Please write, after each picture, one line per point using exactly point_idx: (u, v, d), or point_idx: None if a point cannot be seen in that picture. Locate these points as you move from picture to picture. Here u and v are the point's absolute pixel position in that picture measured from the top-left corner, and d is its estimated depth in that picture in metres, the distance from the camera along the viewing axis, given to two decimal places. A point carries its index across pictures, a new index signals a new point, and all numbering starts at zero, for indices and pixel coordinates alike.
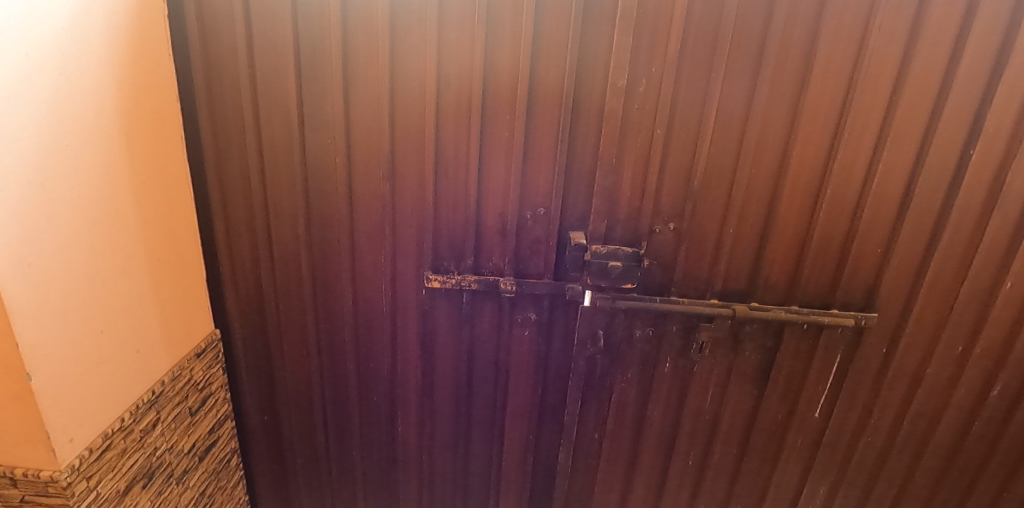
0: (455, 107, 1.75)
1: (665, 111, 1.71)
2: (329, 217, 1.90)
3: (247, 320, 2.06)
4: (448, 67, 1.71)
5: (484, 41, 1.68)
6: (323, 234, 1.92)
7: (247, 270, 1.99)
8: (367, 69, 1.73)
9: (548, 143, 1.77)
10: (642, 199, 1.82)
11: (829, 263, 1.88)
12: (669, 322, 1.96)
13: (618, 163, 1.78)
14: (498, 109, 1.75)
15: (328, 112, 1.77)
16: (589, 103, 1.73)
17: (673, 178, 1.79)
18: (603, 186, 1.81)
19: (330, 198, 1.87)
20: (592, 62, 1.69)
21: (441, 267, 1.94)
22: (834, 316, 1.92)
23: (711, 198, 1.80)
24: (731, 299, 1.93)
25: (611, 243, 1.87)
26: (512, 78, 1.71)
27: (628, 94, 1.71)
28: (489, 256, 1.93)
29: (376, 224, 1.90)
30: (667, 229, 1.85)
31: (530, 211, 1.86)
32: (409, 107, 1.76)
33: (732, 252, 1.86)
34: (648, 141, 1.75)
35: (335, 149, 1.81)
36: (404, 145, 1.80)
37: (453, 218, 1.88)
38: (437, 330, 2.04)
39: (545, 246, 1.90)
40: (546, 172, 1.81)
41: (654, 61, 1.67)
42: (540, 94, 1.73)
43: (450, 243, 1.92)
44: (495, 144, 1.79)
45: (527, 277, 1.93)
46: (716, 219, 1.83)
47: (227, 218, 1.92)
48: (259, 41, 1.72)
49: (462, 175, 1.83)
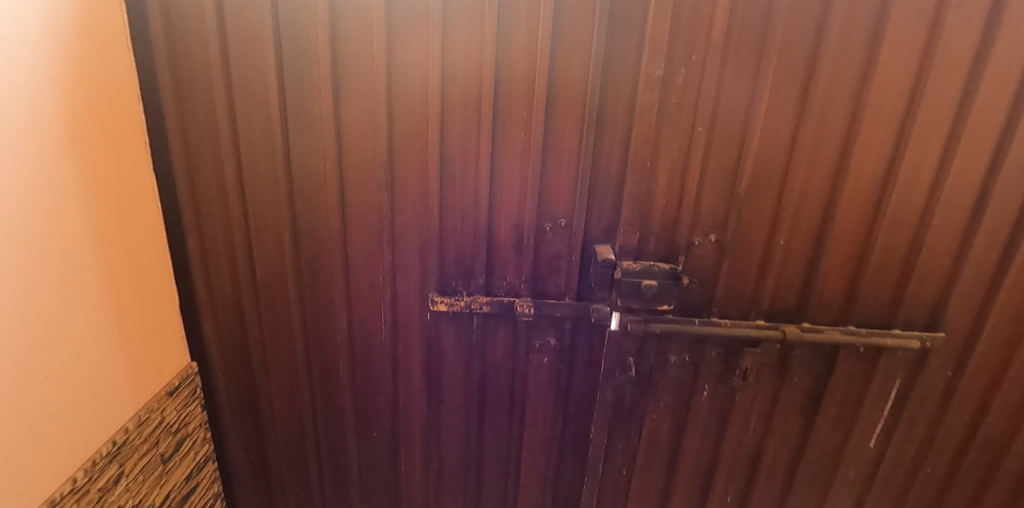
0: (462, 104, 1.51)
1: (707, 105, 1.47)
2: (319, 234, 1.65)
3: (228, 350, 1.81)
4: (454, 58, 1.47)
5: (495, 26, 1.43)
6: (312, 253, 1.68)
7: (227, 294, 1.74)
8: (358, 61, 1.48)
9: (570, 144, 1.54)
10: (680, 208, 1.56)
11: (889, 277, 1.65)
12: (709, 347, 1.72)
13: (652, 167, 1.53)
14: (512, 106, 1.51)
15: (315, 112, 1.53)
16: (618, 98, 1.49)
17: (715, 184, 1.53)
18: (634, 194, 1.56)
19: (320, 211, 1.63)
20: (621, 48, 1.45)
21: (448, 287, 1.71)
22: (897, 337, 1.69)
23: (759, 205, 1.55)
24: (779, 319, 1.69)
25: (644, 258, 1.62)
26: (528, 69, 1.47)
27: (664, 86, 1.46)
28: (504, 274, 1.69)
29: (372, 239, 1.65)
30: (708, 241, 1.59)
31: (548, 222, 1.63)
32: (410, 104, 1.51)
33: (781, 267, 1.63)
34: (687, 140, 1.50)
35: (324, 155, 1.56)
36: (404, 149, 1.56)
37: (461, 231, 1.64)
38: (444, 358, 1.80)
39: (567, 261, 1.67)
40: (569, 178, 1.58)
41: (694, 46, 1.43)
42: (561, 87, 1.49)
43: (457, 259, 1.68)
44: (509, 146, 1.55)
45: (546, 296, 1.71)
46: (764, 230, 1.58)
47: (202, 236, 1.67)
48: (232, 30, 1.47)
49: (471, 182, 1.59)
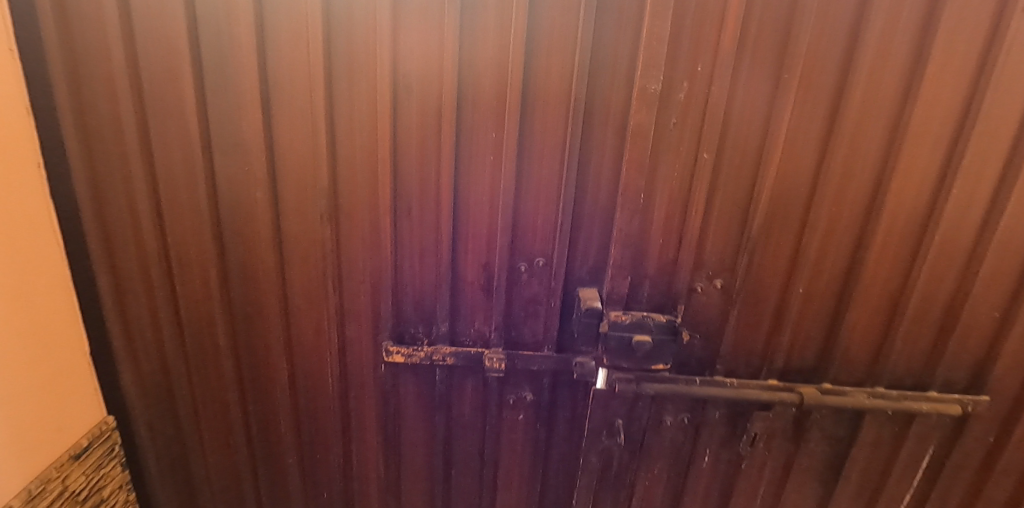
0: (419, 121, 1.26)
1: (714, 128, 1.19)
2: (252, 271, 1.40)
3: (151, 401, 1.56)
4: (408, 67, 1.22)
5: (457, 28, 1.18)
6: (245, 291, 1.43)
7: (147, 338, 1.48)
8: (292, 68, 1.22)
9: (549, 170, 1.28)
10: (680, 249, 1.30)
11: (926, 331, 1.39)
12: (712, 408, 1.46)
13: (647, 200, 1.26)
14: (480, 125, 1.26)
15: (243, 129, 1.27)
16: (606, 116, 1.24)
17: (722, 221, 1.28)
18: (625, 231, 1.28)
19: (252, 246, 1.37)
20: (610, 57, 1.19)
21: (405, 335, 1.46)
22: (933, 402, 1.43)
23: (773, 246, 1.30)
24: (795, 378, 1.44)
25: (636, 307, 1.36)
26: (497, 81, 1.22)
27: (663, 103, 1.19)
28: (471, 320, 1.44)
29: (315, 279, 1.40)
30: (712, 287, 1.34)
31: (524, 262, 1.37)
32: (356, 122, 1.26)
33: (799, 319, 1.38)
34: (690, 168, 1.23)
35: (254, 181, 1.31)
36: (350, 175, 1.30)
37: (420, 270, 1.39)
38: (403, 414, 1.55)
39: (546, 307, 1.41)
40: (548, 211, 1.32)
41: (699, 55, 1.16)
42: (538, 103, 1.23)
43: (417, 302, 1.42)
44: (476, 172, 1.30)
45: (521, 347, 1.45)
46: (779, 275, 1.33)
47: (116, 272, 1.42)
48: (138, 28, 1.21)
49: (431, 214, 1.33)
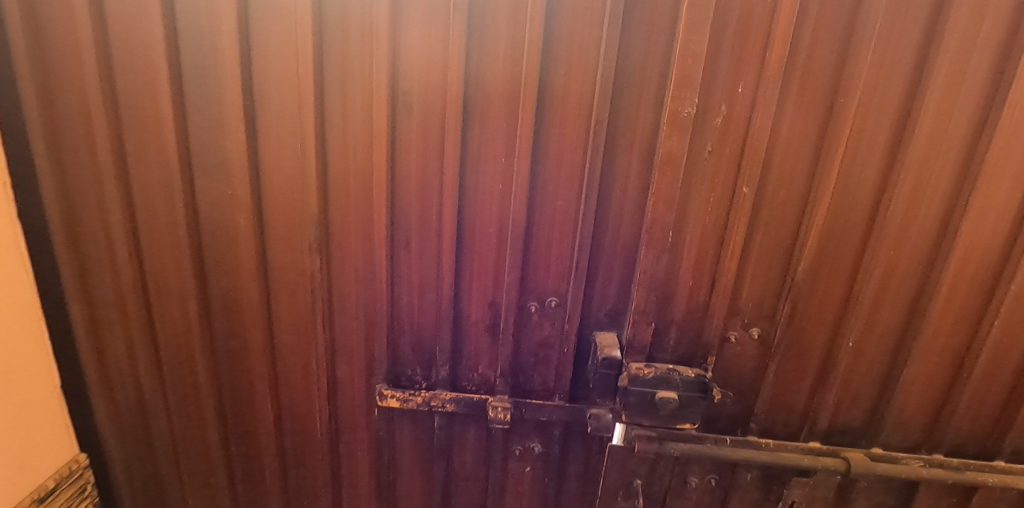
0: (421, 144, 1.13)
1: (756, 158, 1.03)
2: (235, 303, 1.27)
3: (127, 438, 1.44)
4: (408, 84, 1.09)
5: (464, 42, 1.04)
6: (227, 325, 1.30)
7: (123, 371, 1.36)
8: (280, 83, 1.10)
9: (565, 201, 1.14)
10: (712, 293, 1.14)
11: (996, 393, 1.21)
12: (744, 471, 1.29)
13: (676, 238, 1.10)
14: (488, 150, 1.12)
15: (226, 149, 1.15)
16: (630, 143, 1.10)
17: (761, 263, 1.12)
18: (650, 273, 1.10)
19: (235, 276, 1.25)
20: (637, 77, 1.05)
21: (402, 377, 1.32)
22: (1002, 473, 1.24)
23: (819, 293, 1.14)
24: (840, 440, 1.28)
25: (660, 356, 1.20)
26: (508, 101, 1.08)
27: (697, 129, 1.03)
28: (475, 364, 1.30)
29: (303, 314, 1.26)
30: (749, 337, 1.18)
31: (534, 301, 1.24)
32: (350, 144, 1.13)
33: (848, 374, 1.21)
34: (725, 204, 1.07)
35: (238, 206, 1.18)
36: (343, 202, 1.17)
37: (419, 308, 1.25)
38: (397, 462, 1.40)
39: (558, 352, 1.27)
40: (562, 246, 1.18)
41: (740, 75, 1.00)
42: (553, 126, 1.09)
43: (414, 342, 1.28)
44: (483, 202, 1.16)
45: (530, 394, 1.31)
46: (826, 325, 1.17)
47: (89, 300, 1.30)
48: (114, 38, 1.10)
49: (432, 245, 1.20)
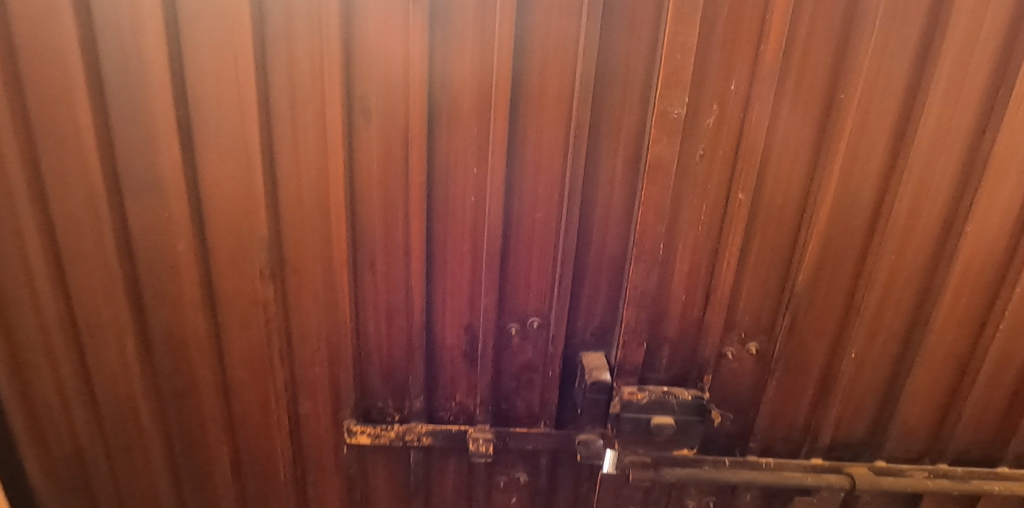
0: (383, 154, 1.01)
1: (750, 161, 0.95)
2: (179, 338, 1.13)
3: (65, 490, 1.28)
4: (365, 88, 0.97)
5: (426, 38, 0.93)
6: (171, 363, 1.15)
7: (54, 417, 1.20)
8: (217, 89, 0.96)
9: (544, 214, 1.05)
10: (708, 308, 1.05)
11: (1000, 399, 1.15)
12: (744, 492, 1.21)
13: (667, 250, 1.01)
14: (458, 160, 1.02)
15: (159, 166, 1.01)
16: (615, 147, 1.00)
17: (759, 274, 1.03)
18: (641, 289, 1.01)
19: (177, 308, 1.10)
20: (620, 74, 0.95)
21: (373, 409, 1.21)
22: (1007, 480, 1.20)
23: (818, 303, 1.06)
24: (842, 454, 1.21)
25: (652, 378, 1.11)
26: (477, 105, 0.98)
27: (687, 130, 0.93)
28: (451, 392, 1.20)
29: (257, 347, 1.13)
30: (746, 352, 1.09)
31: (514, 323, 1.14)
32: (302, 156, 1.00)
33: (850, 387, 1.13)
34: (719, 211, 0.98)
35: (176, 229, 1.04)
36: (297, 221, 1.04)
37: (390, 334, 1.15)
38: (371, 500, 1.28)
39: (542, 376, 1.17)
40: (542, 262, 1.09)
41: (733, 70, 0.91)
42: (530, 132, 0.99)
43: (385, 371, 1.18)
44: (454, 218, 1.07)
45: (513, 423, 1.22)
46: (826, 336, 1.09)
47: (6, 341, 1.13)
48: (16, 40, 0.94)
49: (400, 266, 1.09)
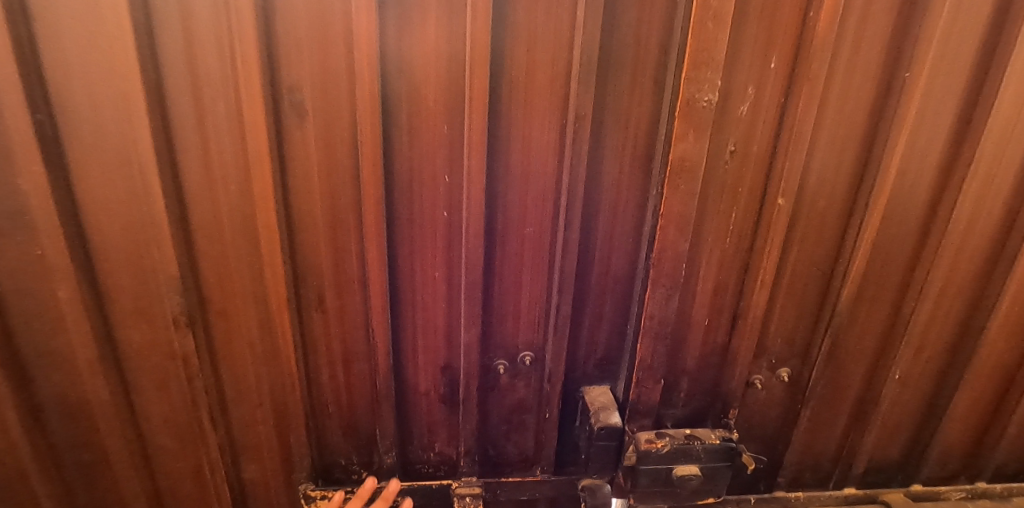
0: (325, 164, 0.81)
1: (796, 156, 0.75)
2: (73, 407, 0.86)
3: None
4: (297, 83, 0.76)
5: (375, 9, 0.70)
6: (69, 436, 0.89)
7: None
8: (90, 83, 0.69)
9: (535, 229, 0.86)
10: (734, 332, 0.88)
11: None
12: None
13: (689, 268, 0.82)
14: (426, 167, 0.82)
15: (15, 193, 0.71)
16: (620, 146, 0.84)
17: (792, 291, 0.86)
18: (659, 318, 0.82)
19: (70, 371, 0.84)
20: (628, 54, 0.77)
21: (337, 466, 1.04)
22: None
23: (860, 319, 0.91)
24: (875, 477, 1.07)
25: (669, 416, 0.94)
26: (445, 98, 0.78)
27: (718, 123, 0.74)
28: (430, 442, 1.03)
29: (180, 409, 0.89)
30: (777, 378, 0.92)
31: (502, 361, 0.96)
32: (217, 172, 0.77)
33: (890, 410, 0.99)
34: (752, 217, 0.80)
35: (51, 276, 0.77)
36: (219, 254, 0.82)
37: (351, 378, 0.96)
38: None
39: (535, 418, 1.01)
40: (535, 287, 0.91)
41: (770, 47, 0.71)
42: (515, 129, 0.80)
43: (346, 424, 1.00)
44: (422, 239, 0.87)
45: (503, 470, 1.06)
46: (866, 355, 0.94)
47: None
48: None
49: (356, 300, 0.90)
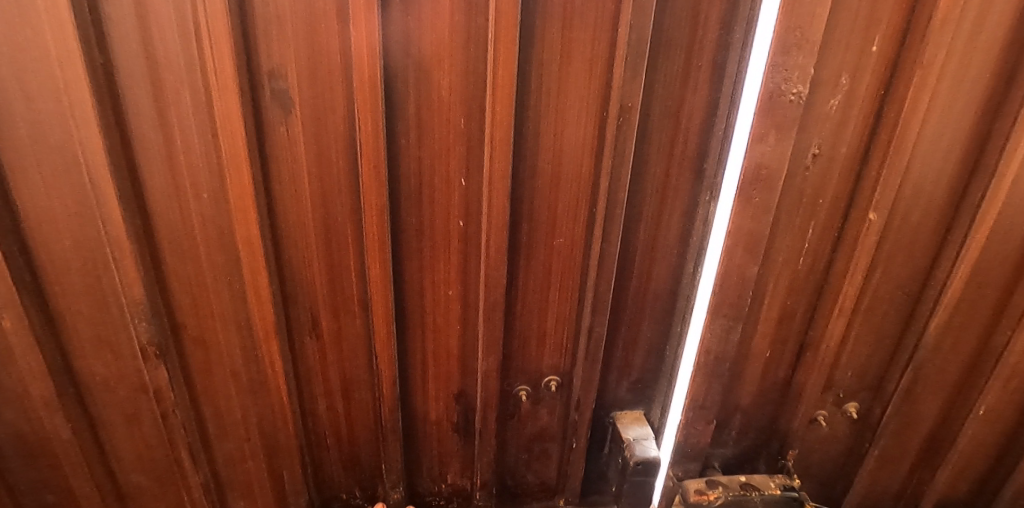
0: (317, 166, 0.67)
1: (898, 170, 0.68)
2: (25, 449, 0.72)
3: None
4: (282, 76, 0.62)
5: None
6: (25, 483, 0.75)
7: None
8: (19, 67, 0.54)
9: (566, 240, 0.74)
10: (805, 359, 0.85)
11: None
12: None
13: (758, 290, 0.79)
14: (438, 171, 0.69)
15: None
16: (665, 145, 0.71)
17: (872, 316, 0.80)
18: (717, 355, 0.80)
19: (17, 412, 0.69)
20: (666, 36, 0.64)
21: (340, 497, 0.94)
22: None
23: (947, 347, 0.79)
24: None
25: (721, 451, 0.93)
26: (461, 86, 0.64)
27: (804, 120, 0.67)
28: (440, 473, 0.93)
29: (155, 447, 0.77)
30: (844, 415, 0.88)
31: (524, 388, 0.85)
32: (187, 178, 0.64)
33: (964, 448, 0.86)
34: (833, 234, 0.76)
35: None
36: (197, 274, 0.69)
37: (360, 406, 0.86)
38: None
39: (558, 448, 0.92)
40: (562, 306, 0.80)
41: (865, 35, 0.63)
42: (545, 124, 0.67)
43: (346, 456, 0.90)
44: (433, 254, 0.75)
45: (523, 499, 0.97)
46: (947, 387, 0.83)
47: None
48: None
49: (356, 323, 0.79)
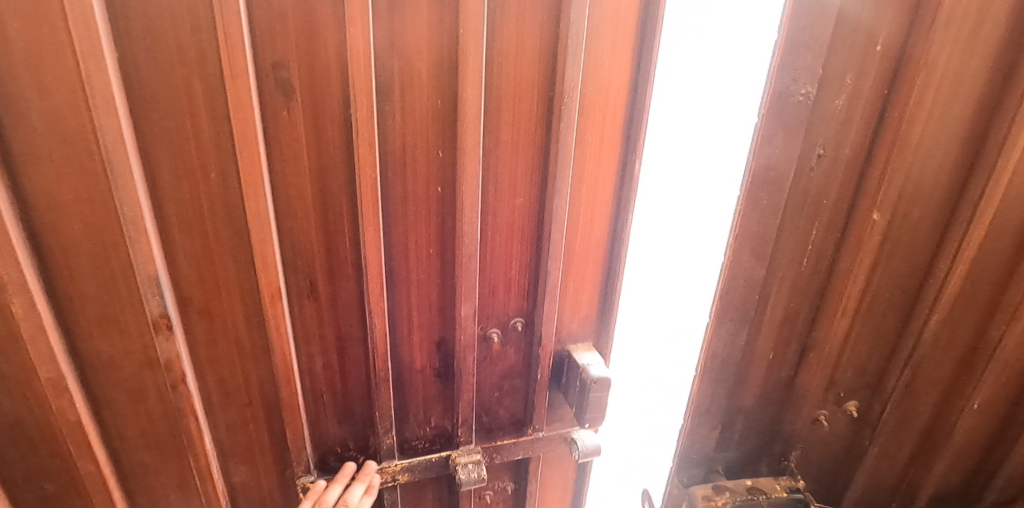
0: (319, 150, 0.68)
1: (899, 172, 0.71)
2: (32, 433, 0.72)
3: None
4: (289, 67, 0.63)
5: None
6: (30, 468, 0.75)
7: None
8: (31, 59, 0.54)
9: (526, 199, 0.76)
10: (807, 359, 0.86)
11: None
12: None
13: (764, 288, 0.80)
14: (437, 154, 0.71)
15: None
16: (591, 109, 0.70)
17: (875, 313, 0.82)
18: (721, 359, 0.84)
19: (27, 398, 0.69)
20: (608, 26, 0.66)
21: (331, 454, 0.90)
22: None
23: (944, 341, 0.82)
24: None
25: (724, 453, 0.94)
26: (451, 72, 0.66)
27: (811, 123, 0.70)
28: (425, 416, 0.91)
29: (159, 425, 0.78)
30: (845, 413, 0.90)
31: (495, 330, 0.86)
32: (195, 162, 0.64)
33: (959, 439, 0.87)
34: (835, 231, 0.77)
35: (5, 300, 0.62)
36: (207, 253, 0.70)
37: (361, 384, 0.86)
38: None
39: (523, 381, 0.93)
40: (522, 253, 0.80)
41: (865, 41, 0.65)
42: (541, 108, 0.70)
43: (342, 411, 0.88)
44: (434, 232, 0.76)
45: (495, 434, 0.96)
46: (943, 381, 0.85)
47: None
48: None
49: (352, 288, 0.78)
